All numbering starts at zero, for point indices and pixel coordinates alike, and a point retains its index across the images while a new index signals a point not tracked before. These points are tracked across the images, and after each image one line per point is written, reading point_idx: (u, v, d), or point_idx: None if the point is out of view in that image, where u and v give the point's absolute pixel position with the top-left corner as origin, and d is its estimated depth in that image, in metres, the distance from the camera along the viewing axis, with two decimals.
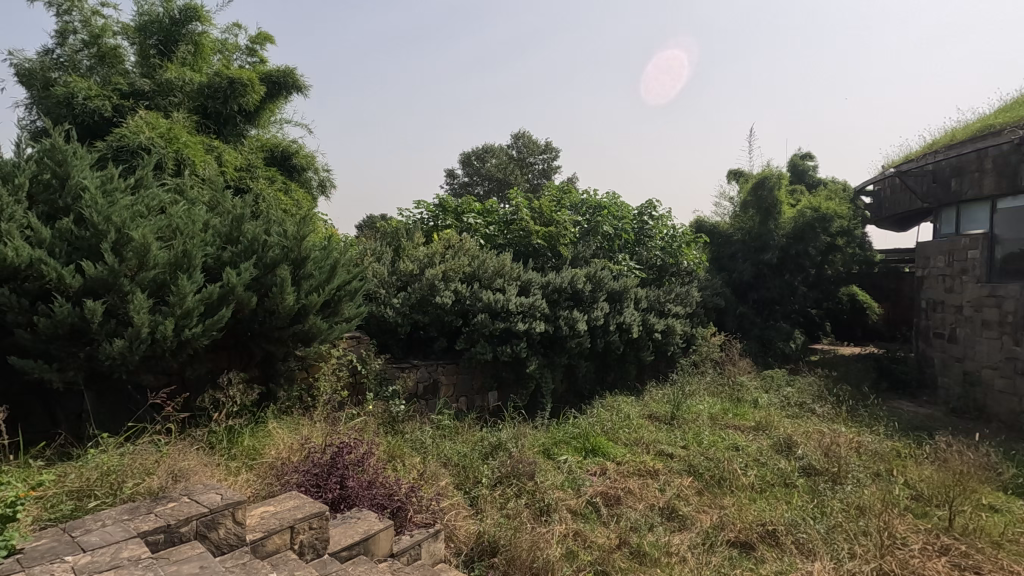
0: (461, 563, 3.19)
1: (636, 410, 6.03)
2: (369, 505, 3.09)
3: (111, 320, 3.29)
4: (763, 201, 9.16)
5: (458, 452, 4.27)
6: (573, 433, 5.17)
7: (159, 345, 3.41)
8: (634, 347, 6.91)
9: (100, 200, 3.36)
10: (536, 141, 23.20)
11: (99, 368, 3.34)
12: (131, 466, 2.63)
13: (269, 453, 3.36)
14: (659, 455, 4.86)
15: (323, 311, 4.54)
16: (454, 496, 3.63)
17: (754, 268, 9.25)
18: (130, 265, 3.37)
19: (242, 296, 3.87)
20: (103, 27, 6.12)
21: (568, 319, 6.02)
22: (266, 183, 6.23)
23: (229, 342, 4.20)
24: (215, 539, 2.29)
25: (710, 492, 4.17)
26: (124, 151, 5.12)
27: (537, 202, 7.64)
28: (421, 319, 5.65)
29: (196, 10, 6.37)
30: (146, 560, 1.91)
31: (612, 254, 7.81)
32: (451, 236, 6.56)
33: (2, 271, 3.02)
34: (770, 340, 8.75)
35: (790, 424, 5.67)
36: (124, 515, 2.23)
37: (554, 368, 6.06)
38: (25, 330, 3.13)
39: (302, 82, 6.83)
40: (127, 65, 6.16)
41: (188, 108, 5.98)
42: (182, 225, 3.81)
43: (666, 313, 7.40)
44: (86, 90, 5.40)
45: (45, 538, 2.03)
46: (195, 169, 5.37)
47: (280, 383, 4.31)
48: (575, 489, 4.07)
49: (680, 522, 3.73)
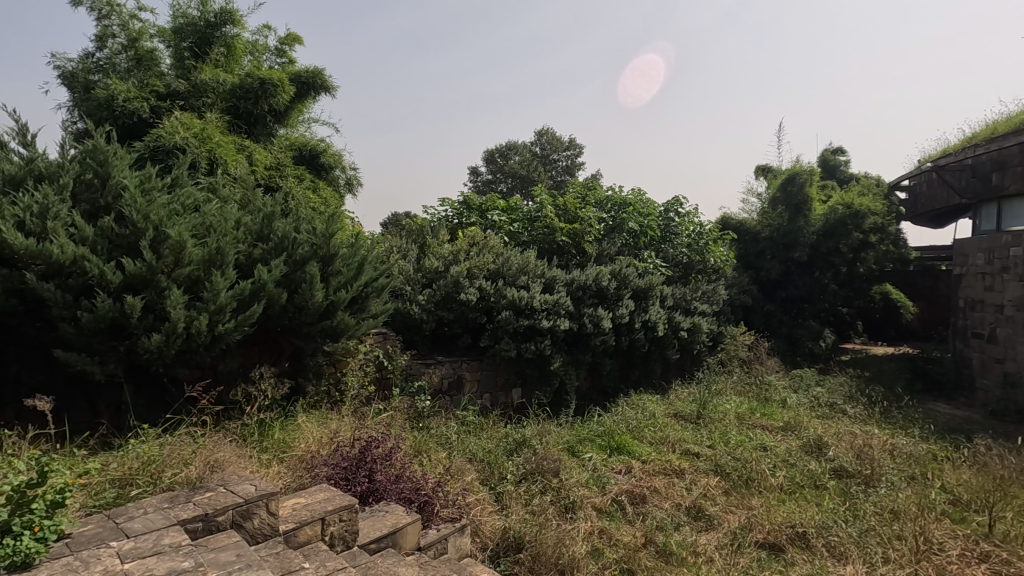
0: (486, 558, 3.22)
1: (661, 409, 5.98)
2: (396, 499, 3.14)
3: (149, 314, 3.39)
4: (793, 197, 8.96)
5: (483, 448, 4.29)
6: (598, 431, 5.15)
7: (194, 340, 3.51)
8: (659, 345, 6.84)
9: (139, 199, 3.48)
10: (560, 138, 23.11)
11: (137, 361, 3.46)
12: (169, 457, 2.71)
13: (299, 446, 3.43)
14: (685, 455, 4.81)
15: (351, 307, 4.60)
16: (480, 491, 3.66)
17: (782, 266, 9.06)
18: (166, 262, 3.48)
19: (273, 293, 3.96)
20: (140, 30, 6.29)
21: (592, 317, 6.01)
22: (295, 182, 6.35)
23: (261, 338, 4.30)
24: (250, 529, 2.35)
25: (738, 493, 4.12)
26: (161, 151, 5.28)
27: (562, 199, 7.61)
28: (447, 316, 5.71)
29: (230, 13, 6.51)
30: (187, 547, 1.97)
31: (638, 252, 7.75)
32: (475, 233, 6.57)
33: (47, 268, 3.14)
34: (799, 340, 8.57)
35: (821, 425, 5.55)
36: (164, 503, 2.31)
37: (578, 365, 6.05)
38: (69, 324, 3.25)
39: (330, 82, 6.94)
40: (163, 67, 6.33)
41: (220, 108, 6.12)
42: (215, 222, 3.93)
43: (692, 311, 7.31)
44: (126, 93, 5.57)
45: (91, 524, 2.11)
46: (227, 168, 5.51)
47: (309, 378, 4.39)
48: (600, 487, 4.06)
49: (707, 522, 3.69)
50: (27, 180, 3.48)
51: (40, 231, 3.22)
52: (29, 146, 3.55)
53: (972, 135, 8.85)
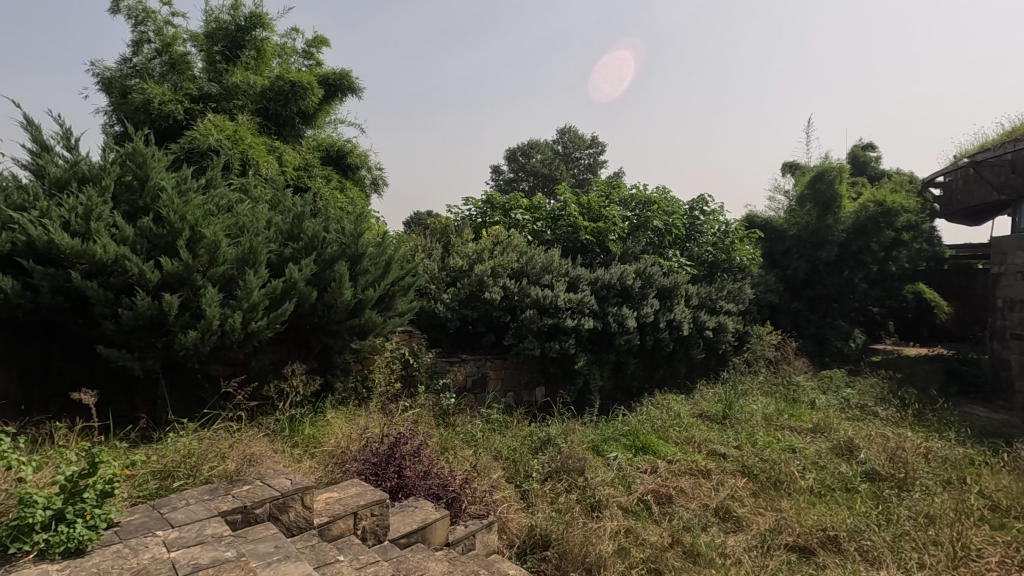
0: (513, 555, 3.25)
1: (686, 409, 5.93)
2: (425, 494, 3.18)
3: (185, 312, 3.50)
4: (821, 195, 8.76)
5: (508, 446, 4.33)
6: (623, 430, 5.14)
7: (229, 336, 3.60)
8: (684, 345, 6.78)
9: (176, 201, 3.60)
10: (582, 136, 23.04)
11: (174, 357, 3.56)
12: (207, 450, 2.80)
13: (329, 441, 3.50)
14: (711, 455, 4.77)
15: (378, 305, 4.67)
16: (506, 488, 3.68)
17: (809, 265, 8.91)
18: (202, 261, 3.58)
19: (303, 291, 4.05)
20: (173, 35, 6.45)
21: (617, 316, 5.97)
22: (322, 182, 6.47)
23: (291, 335, 4.40)
24: (286, 521, 2.43)
25: (767, 495, 4.07)
26: (195, 152, 5.42)
27: (585, 197, 7.59)
28: (471, 314, 5.75)
29: (259, 17, 6.64)
30: (228, 538, 2.03)
31: (662, 250, 7.70)
32: (499, 232, 6.59)
33: (90, 267, 3.26)
34: (827, 340, 8.41)
35: (851, 427, 5.44)
36: (204, 495, 2.38)
37: (602, 365, 6.03)
38: (110, 321, 3.36)
39: (357, 84, 7.05)
40: (195, 71, 6.49)
41: (251, 110, 6.26)
42: (248, 222, 4.04)
43: (718, 310, 7.23)
44: (161, 96, 5.75)
45: (138, 513, 2.20)
46: (258, 169, 5.63)
47: (337, 375, 4.47)
48: (625, 486, 4.05)
49: (735, 524, 3.66)
50: (71, 182, 3.61)
51: (84, 231, 3.34)
52: (72, 150, 3.69)
53: (1012, 129, 8.55)
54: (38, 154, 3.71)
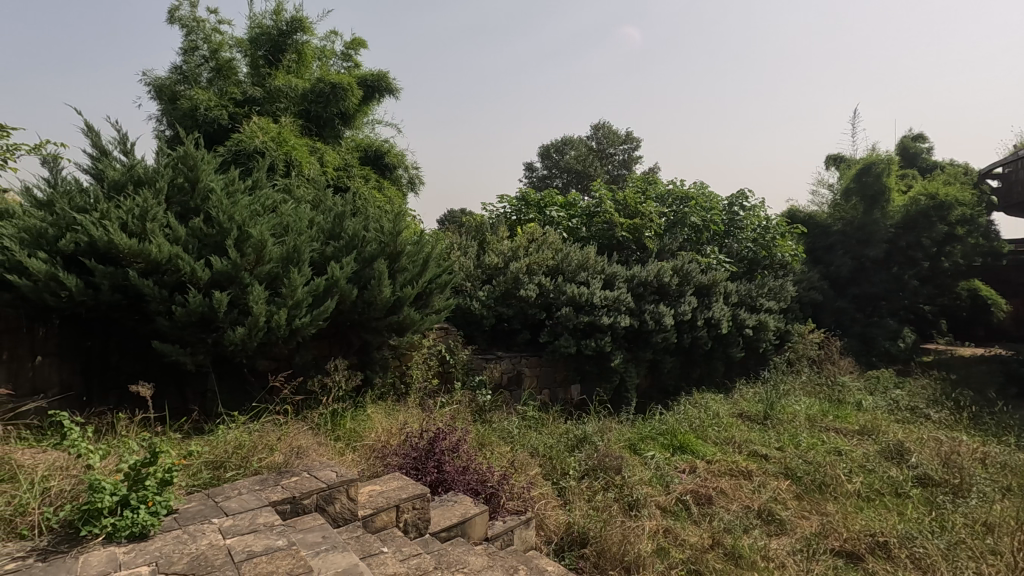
0: (551, 551, 3.26)
1: (726, 409, 5.81)
2: (464, 489, 3.23)
3: (233, 309, 3.62)
4: (868, 188, 8.41)
5: (545, 443, 4.33)
6: (661, 429, 5.07)
7: (275, 333, 3.72)
8: (723, 343, 6.65)
9: (225, 202, 3.74)
10: (617, 132, 22.79)
11: (222, 352, 3.70)
12: (256, 443, 2.90)
13: (370, 435, 3.58)
14: (752, 455, 4.67)
15: (416, 303, 4.75)
16: (544, 485, 3.69)
17: (854, 262, 8.60)
18: (249, 259, 3.71)
19: (344, 288, 4.15)
20: (220, 42, 6.68)
21: (654, 314, 5.89)
22: (361, 182, 6.61)
23: (332, 331, 4.50)
24: (332, 512, 2.50)
25: (811, 498, 3.96)
26: (242, 155, 5.61)
27: (621, 194, 7.50)
28: (505, 312, 5.77)
29: (301, 21, 6.80)
30: (279, 527, 2.11)
31: (700, 247, 7.55)
32: (534, 230, 6.59)
33: (146, 265, 3.41)
34: (874, 339, 8.14)
35: (902, 430, 5.24)
36: (256, 485, 2.48)
37: (639, 363, 5.97)
38: (164, 317, 3.51)
39: (394, 85, 7.17)
40: (240, 76, 6.72)
41: (293, 113, 6.43)
42: (291, 222, 4.16)
43: (758, 308, 7.06)
44: (207, 102, 5.99)
45: (194, 501, 2.30)
46: (301, 169, 5.80)
47: (376, 370, 4.57)
48: (663, 485, 4.00)
49: (779, 527, 3.58)
50: (128, 185, 3.79)
51: (141, 232, 3.50)
52: (128, 154, 3.87)
53: None
54: (97, 159, 3.91)
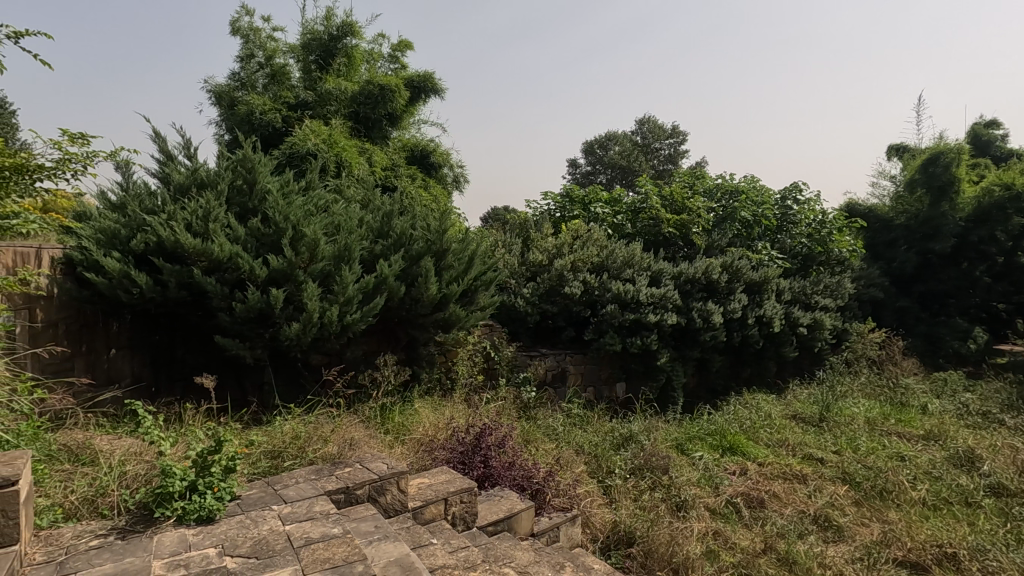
0: (597, 549, 3.26)
1: (778, 410, 5.63)
2: (510, 485, 3.26)
3: (289, 305, 3.77)
4: (935, 179, 7.86)
5: (590, 441, 4.31)
6: (709, 429, 4.96)
7: (327, 329, 3.85)
8: (775, 342, 6.41)
9: (281, 202, 3.90)
10: (662, 126, 22.37)
11: (279, 347, 3.85)
12: (312, 434, 3.01)
13: (418, 429, 3.66)
14: (807, 459, 4.50)
15: (461, 300, 4.81)
16: (590, 483, 3.68)
17: (919, 257, 8.14)
18: (303, 258, 3.85)
19: (393, 286, 4.24)
20: (274, 49, 6.95)
21: (702, 311, 5.73)
22: (408, 181, 6.75)
23: (381, 327, 4.62)
24: (384, 503, 2.56)
25: (871, 504, 3.78)
26: (296, 157, 5.83)
27: (668, 189, 7.36)
28: (550, 309, 5.75)
29: (350, 25, 6.99)
30: (335, 515, 2.18)
31: (750, 242, 7.31)
32: (579, 226, 6.56)
33: (209, 263, 3.59)
34: (941, 339, 7.75)
35: (973, 436, 4.92)
36: (312, 475, 2.58)
37: (686, 361, 5.86)
38: (226, 313, 3.68)
39: (440, 85, 7.28)
40: (293, 81, 6.97)
41: (343, 115, 6.62)
42: (343, 221, 4.29)
43: (813, 306, 6.80)
44: (262, 106, 6.26)
45: (255, 488, 2.42)
46: (351, 170, 5.97)
47: (423, 366, 4.66)
48: (713, 487, 3.90)
49: (836, 533, 3.44)
50: (192, 187, 4.00)
51: (204, 232, 3.69)
52: (192, 158, 4.08)
53: None
54: (164, 163, 4.14)
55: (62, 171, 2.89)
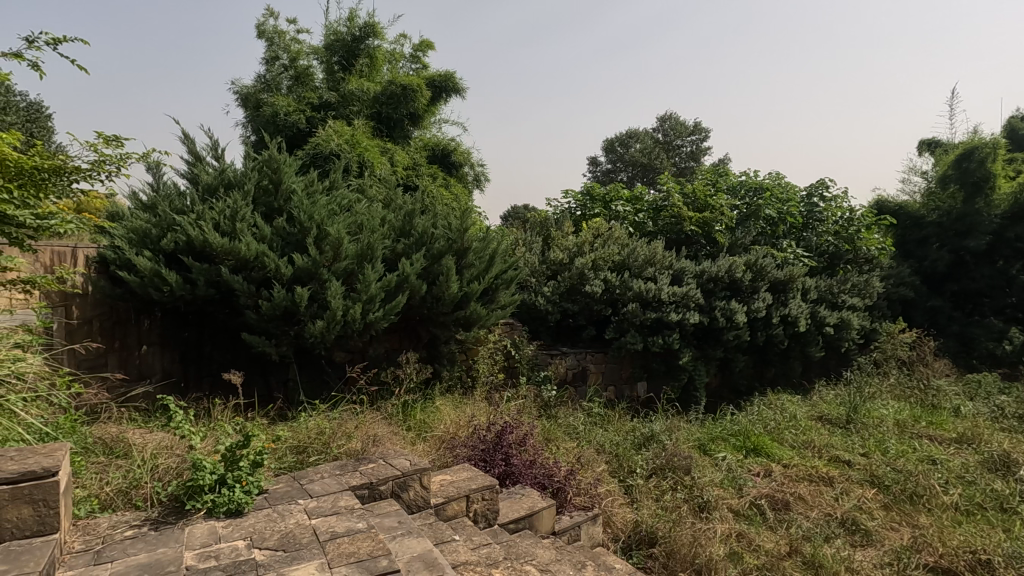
0: (619, 549, 3.25)
1: (804, 411, 5.53)
2: (531, 483, 3.27)
3: (314, 303, 3.83)
4: (969, 175, 7.63)
5: (611, 440, 4.28)
6: (732, 429, 4.89)
7: (350, 326, 3.90)
8: (800, 342, 6.29)
9: (306, 202, 3.96)
10: (684, 123, 22.11)
11: (303, 344, 3.91)
12: (336, 430, 3.05)
13: (440, 426, 3.68)
14: (834, 461, 4.41)
15: (482, 298, 4.83)
16: (611, 483, 3.66)
17: (952, 255, 7.91)
18: (327, 257, 3.91)
19: (415, 284, 4.27)
20: (298, 51, 7.06)
21: (725, 310, 5.65)
22: (429, 180, 6.79)
23: (403, 324, 4.67)
24: (407, 499, 2.59)
25: (901, 509, 3.70)
26: (319, 157, 5.91)
27: (690, 186, 7.27)
28: (571, 308, 5.73)
29: (372, 26, 7.07)
30: (359, 510, 2.21)
31: (775, 240, 7.19)
32: (600, 225, 6.53)
33: (236, 262, 3.66)
34: (975, 340, 7.53)
35: (1008, 439, 4.77)
36: (336, 470, 2.62)
37: (709, 361, 5.79)
38: (252, 311, 3.76)
39: (461, 84, 7.32)
40: (317, 82, 7.06)
41: (365, 115, 6.69)
42: (365, 220, 4.34)
43: (840, 305, 6.66)
44: (287, 107, 6.37)
45: (282, 483, 2.47)
46: (373, 169, 6.03)
47: (444, 364, 4.70)
48: (736, 488, 3.85)
49: (864, 538, 3.37)
50: (219, 188, 4.09)
51: (231, 231, 3.77)
52: (219, 159, 4.17)
53: None
54: (193, 164, 4.24)
55: (97, 172, 2.98)
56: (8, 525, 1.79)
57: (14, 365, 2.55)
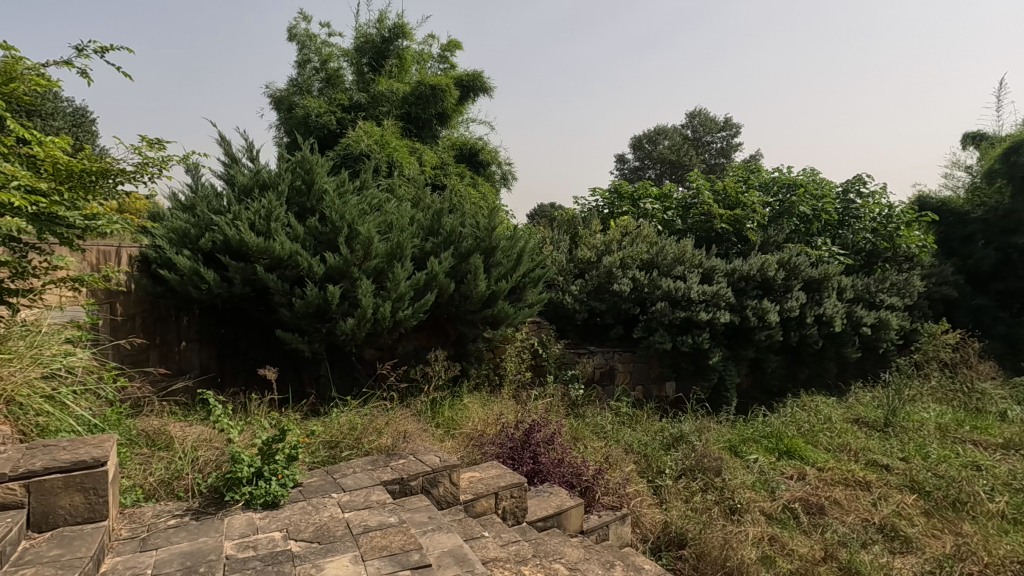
0: (648, 550, 3.22)
1: (839, 413, 5.39)
2: (559, 482, 3.27)
3: (345, 301, 3.90)
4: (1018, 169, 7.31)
5: (639, 440, 4.25)
6: (764, 431, 4.80)
7: (380, 324, 3.96)
8: (836, 342, 6.13)
9: (337, 202, 4.03)
10: (714, 119, 21.73)
11: (334, 341, 3.98)
12: (367, 426, 3.10)
13: (468, 424, 3.71)
14: (871, 465, 4.29)
15: (510, 297, 4.84)
16: (639, 483, 3.63)
17: (999, 253, 7.59)
18: (358, 256, 3.98)
19: (443, 282, 4.31)
20: (329, 54, 7.19)
21: (757, 309, 5.54)
22: (457, 179, 6.84)
23: (431, 322, 4.72)
24: (437, 495, 2.62)
25: (943, 516, 3.57)
26: (350, 157, 6.02)
27: (721, 183, 7.14)
28: (599, 306, 5.69)
29: (401, 28, 7.15)
30: (391, 505, 2.25)
31: (809, 238, 7.02)
32: (628, 222, 6.47)
33: (271, 261, 3.75)
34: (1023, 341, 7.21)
35: None
36: (368, 465, 2.67)
37: (740, 361, 5.68)
38: (286, 308, 3.85)
39: (488, 84, 7.34)
40: (347, 83, 7.18)
41: (395, 115, 6.77)
42: (395, 219, 4.40)
43: (878, 304, 6.46)
44: (318, 109, 6.50)
45: (315, 477, 2.53)
46: (402, 169, 6.10)
47: (471, 362, 4.73)
48: (768, 491, 3.78)
49: (903, 544, 3.27)
50: (254, 188, 4.20)
51: (266, 230, 3.87)
52: (254, 160, 4.29)
53: None
54: (230, 165, 4.36)
55: (141, 174, 3.10)
56: (61, 512, 1.89)
57: (65, 359, 2.67)
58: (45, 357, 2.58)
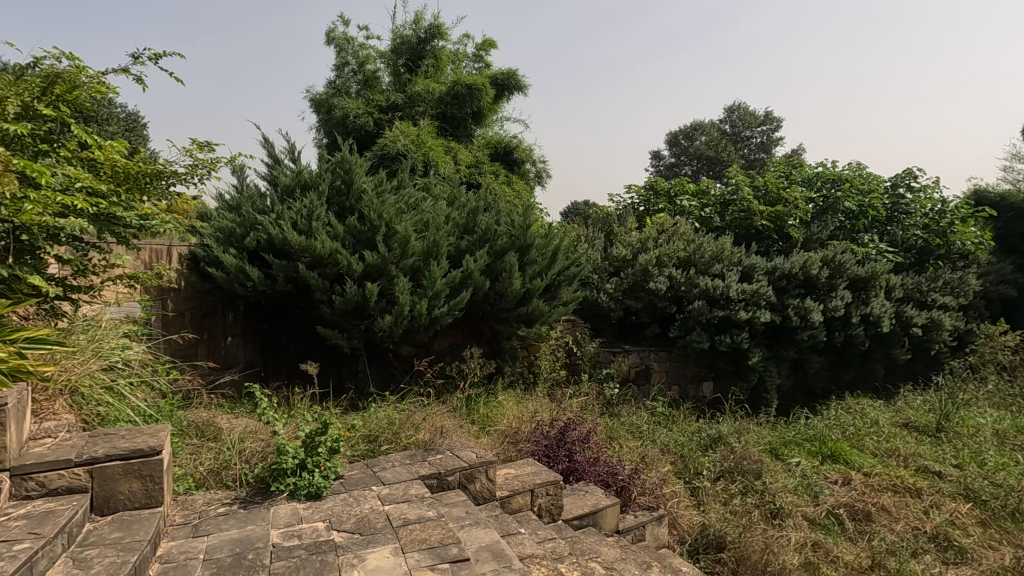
0: (685, 552, 3.17)
1: (887, 416, 5.19)
2: (595, 480, 3.25)
3: (383, 299, 3.97)
4: None
5: (676, 441, 4.19)
6: (807, 434, 4.65)
7: (417, 321, 4.02)
8: (883, 343, 5.90)
9: (375, 201, 4.11)
10: (754, 113, 21.17)
11: (373, 337, 4.06)
12: (405, 421, 3.16)
13: (503, 421, 3.73)
14: (922, 471, 4.11)
15: (545, 295, 4.84)
16: (676, 484, 3.58)
17: None
18: (395, 254, 4.04)
19: (478, 280, 4.34)
20: (366, 55, 7.32)
21: (799, 309, 5.37)
22: (491, 178, 6.88)
23: (467, 320, 4.76)
24: (474, 490, 2.64)
25: (1001, 527, 3.40)
26: (387, 157, 6.12)
27: (761, 179, 6.95)
28: (634, 305, 5.63)
29: (437, 28, 7.21)
30: (429, 499, 2.29)
31: (855, 235, 6.77)
32: (664, 219, 6.38)
33: (312, 259, 3.85)
34: None
35: None
36: (406, 460, 2.72)
37: (781, 362, 5.53)
38: (327, 305, 3.95)
39: (523, 82, 7.34)
40: (384, 84, 7.30)
41: (430, 115, 6.85)
42: (431, 218, 4.45)
43: (929, 304, 6.18)
44: (356, 110, 6.63)
45: (356, 470, 2.59)
46: (437, 168, 6.17)
47: (506, 360, 4.75)
48: (811, 496, 3.67)
49: (957, 555, 3.12)
50: (296, 188, 4.32)
51: (307, 229, 3.97)
52: (296, 161, 4.40)
53: None
54: (273, 166, 4.49)
55: (191, 176, 3.23)
56: (122, 496, 1.99)
57: (123, 352, 2.81)
58: (105, 350, 2.72)
